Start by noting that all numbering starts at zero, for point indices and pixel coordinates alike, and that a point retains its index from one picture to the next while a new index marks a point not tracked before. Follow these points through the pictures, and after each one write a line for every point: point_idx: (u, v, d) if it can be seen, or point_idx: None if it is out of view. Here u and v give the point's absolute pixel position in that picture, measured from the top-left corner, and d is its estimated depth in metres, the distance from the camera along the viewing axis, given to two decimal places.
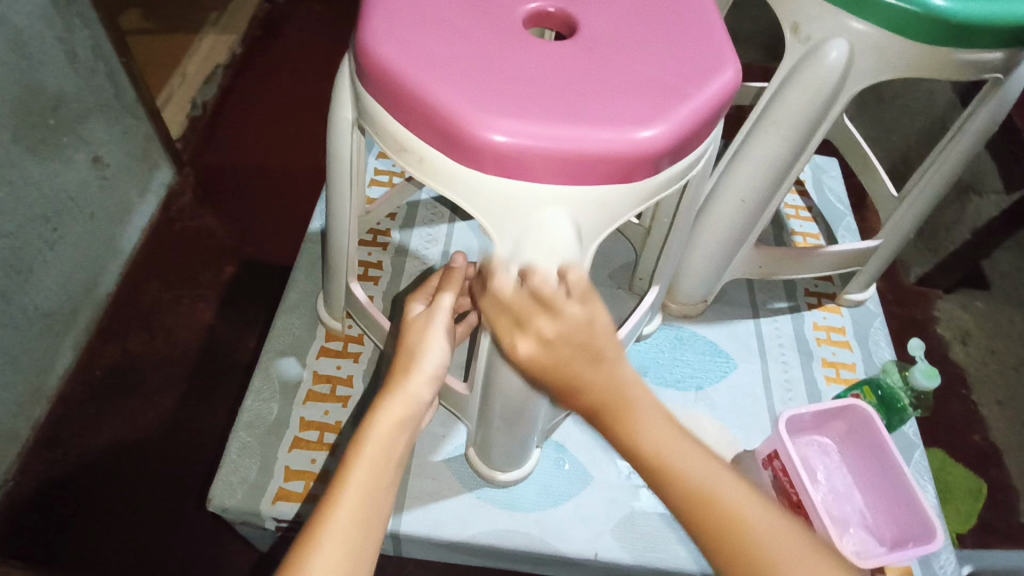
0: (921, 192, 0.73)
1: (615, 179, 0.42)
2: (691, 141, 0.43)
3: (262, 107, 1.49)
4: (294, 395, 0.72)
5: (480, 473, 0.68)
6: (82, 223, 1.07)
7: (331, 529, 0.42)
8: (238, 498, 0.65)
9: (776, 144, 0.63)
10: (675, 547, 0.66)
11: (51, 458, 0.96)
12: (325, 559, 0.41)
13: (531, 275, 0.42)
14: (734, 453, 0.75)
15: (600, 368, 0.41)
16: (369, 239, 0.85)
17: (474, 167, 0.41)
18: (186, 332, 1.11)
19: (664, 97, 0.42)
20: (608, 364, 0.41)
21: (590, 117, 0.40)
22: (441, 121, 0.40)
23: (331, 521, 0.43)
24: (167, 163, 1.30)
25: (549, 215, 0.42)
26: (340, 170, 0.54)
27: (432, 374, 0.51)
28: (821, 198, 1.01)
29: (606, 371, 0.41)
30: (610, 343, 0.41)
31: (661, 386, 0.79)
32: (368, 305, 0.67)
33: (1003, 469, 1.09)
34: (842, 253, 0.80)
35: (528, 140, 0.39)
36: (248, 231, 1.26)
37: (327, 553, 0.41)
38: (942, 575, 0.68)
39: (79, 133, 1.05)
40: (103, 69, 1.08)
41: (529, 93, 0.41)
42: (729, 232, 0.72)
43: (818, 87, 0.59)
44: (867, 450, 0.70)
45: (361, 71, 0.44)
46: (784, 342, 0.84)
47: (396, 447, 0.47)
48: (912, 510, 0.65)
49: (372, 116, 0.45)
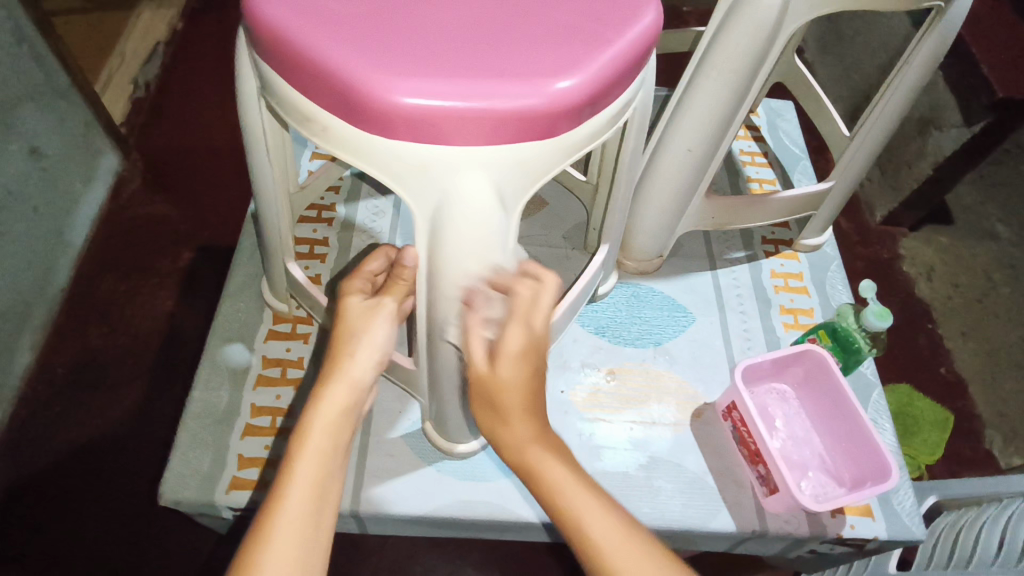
0: (871, 130, 0.71)
1: (534, 136, 0.39)
2: (614, 88, 0.41)
3: (207, 83, 1.43)
4: (244, 381, 0.70)
5: (438, 446, 0.68)
6: (23, 218, 1.03)
7: (282, 523, 0.41)
8: (191, 490, 0.63)
9: (718, 89, 0.61)
10: (638, 504, 0.67)
11: (16, 461, 0.94)
12: (277, 554, 0.39)
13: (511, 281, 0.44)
14: (695, 407, 0.74)
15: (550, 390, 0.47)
16: (313, 215, 0.82)
17: (383, 134, 0.38)
18: (147, 321, 1.08)
19: (580, 44, 0.39)
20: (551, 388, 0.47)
21: (500, 70, 0.38)
22: (341, 87, 0.37)
23: (280, 515, 0.41)
24: (111, 149, 1.24)
25: (468, 179, 0.40)
26: (255, 145, 0.51)
27: (375, 355, 0.51)
28: (777, 142, 1.00)
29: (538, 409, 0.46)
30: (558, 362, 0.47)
31: (621, 345, 0.78)
32: (308, 284, 0.65)
33: (969, 400, 1.11)
34: (795, 198, 0.79)
35: (434, 100, 0.37)
36: (201, 214, 1.22)
37: (278, 548, 0.40)
38: (901, 511, 0.69)
39: (10, 122, 1.00)
40: (28, 52, 1.02)
41: (435, 49, 0.38)
42: (678, 184, 0.71)
43: (756, 28, 0.57)
44: (823, 394, 0.71)
45: (253, 38, 0.40)
46: (742, 291, 0.84)
47: (343, 433, 0.47)
48: (870, 451, 0.65)
49: (273, 87, 0.42)
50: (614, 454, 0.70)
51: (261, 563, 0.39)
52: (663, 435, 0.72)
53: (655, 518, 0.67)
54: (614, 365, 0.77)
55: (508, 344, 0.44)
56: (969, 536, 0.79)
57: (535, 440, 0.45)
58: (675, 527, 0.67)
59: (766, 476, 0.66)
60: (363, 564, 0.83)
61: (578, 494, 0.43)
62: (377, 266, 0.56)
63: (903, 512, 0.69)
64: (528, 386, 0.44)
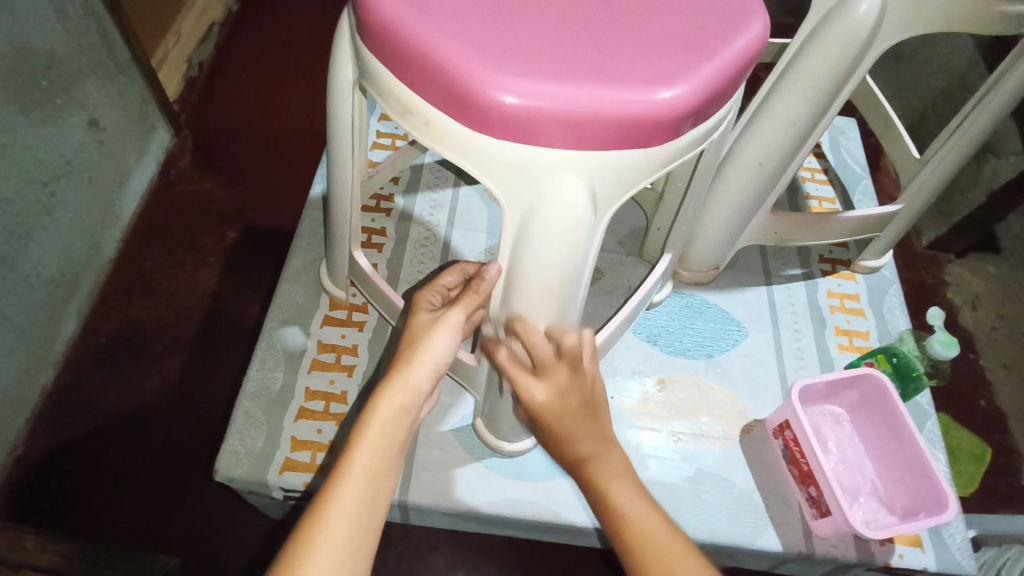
0: (947, 154, 0.70)
1: (631, 143, 0.39)
2: (715, 101, 0.41)
3: (262, 66, 1.45)
4: (299, 364, 0.71)
5: (487, 443, 0.68)
6: (80, 188, 1.05)
7: (336, 509, 0.43)
8: (244, 467, 0.64)
9: (798, 104, 0.60)
10: (683, 516, 0.67)
11: (60, 423, 0.96)
12: (330, 537, 0.42)
13: (562, 336, 0.48)
14: (744, 423, 0.74)
15: (594, 427, 0.49)
16: (372, 205, 0.83)
17: (482, 130, 0.39)
18: (189, 298, 1.09)
19: (687, 54, 0.39)
20: (600, 425, 0.49)
21: (606, 75, 0.38)
22: (448, 82, 0.38)
23: (336, 502, 0.44)
24: (165, 125, 1.26)
25: (560, 181, 0.40)
26: (340, 133, 0.52)
27: (433, 364, 0.50)
28: (839, 160, 0.98)
29: (597, 430, 0.49)
30: (603, 407, 0.50)
31: (672, 355, 0.78)
32: (371, 273, 0.65)
33: (1007, 434, 1.07)
34: (860, 218, 0.77)
35: (539, 101, 0.37)
36: (249, 195, 1.24)
37: (332, 532, 0.42)
38: (951, 544, 0.68)
39: (72, 94, 1.01)
40: (96, 27, 1.04)
41: (543, 49, 0.38)
42: (745, 198, 0.70)
43: (845, 45, 0.56)
44: (879, 419, 0.69)
45: (361, 27, 0.41)
46: (797, 309, 0.83)
47: (398, 434, 0.48)
48: (925, 480, 0.64)
49: (374, 76, 0.42)
50: (660, 462, 0.70)
51: (313, 546, 0.42)
52: (710, 448, 0.72)
53: (700, 531, 0.67)
54: (664, 374, 0.76)
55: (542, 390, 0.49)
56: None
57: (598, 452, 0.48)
58: (725, 543, 0.66)
59: (817, 498, 0.65)
60: (390, 550, 0.84)
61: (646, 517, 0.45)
62: (453, 280, 0.57)
63: (954, 546, 0.68)
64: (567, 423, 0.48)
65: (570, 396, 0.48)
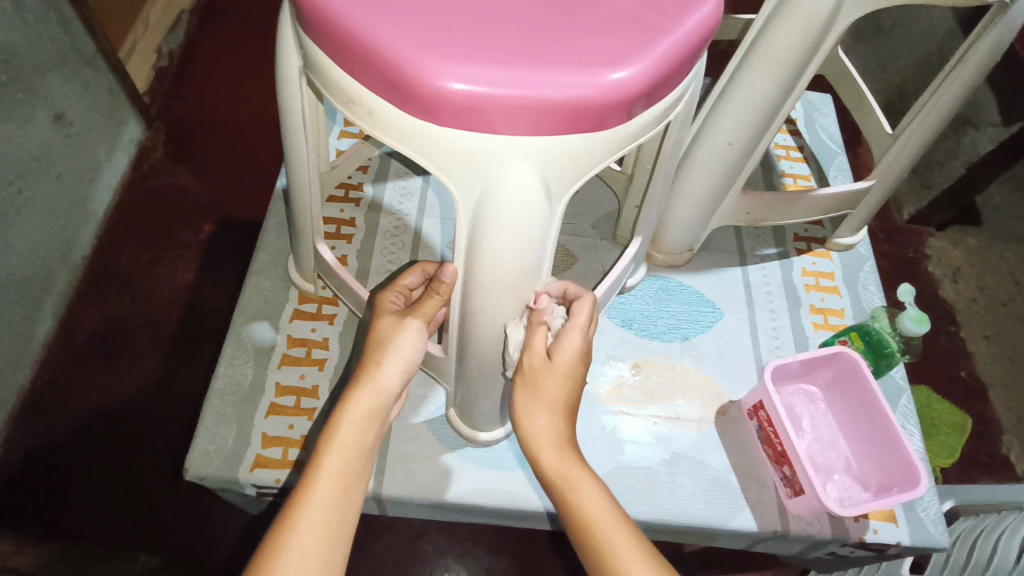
0: (918, 129, 0.69)
1: (583, 128, 0.38)
2: (669, 82, 0.40)
3: (233, 55, 1.42)
4: (268, 360, 0.70)
5: (461, 433, 0.67)
6: (48, 185, 1.02)
7: (308, 514, 0.43)
8: (215, 466, 0.63)
9: (764, 81, 0.59)
10: (660, 500, 0.67)
11: (38, 424, 0.95)
12: (304, 540, 0.42)
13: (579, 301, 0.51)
14: (720, 405, 0.74)
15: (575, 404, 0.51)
16: (340, 195, 0.81)
17: (429, 119, 0.38)
18: (167, 293, 1.08)
19: (638, 33, 0.38)
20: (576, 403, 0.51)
21: (554, 58, 0.37)
22: (391, 71, 0.36)
23: (309, 504, 0.43)
24: (135, 118, 1.23)
25: (513, 168, 0.39)
26: (294, 125, 0.50)
27: (403, 365, 0.50)
28: (814, 137, 0.97)
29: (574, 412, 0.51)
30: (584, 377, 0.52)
31: (647, 338, 0.77)
32: (336, 265, 0.64)
33: (988, 404, 1.08)
34: (832, 196, 0.77)
35: (485, 87, 0.36)
36: (224, 187, 1.21)
37: (305, 535, 0.42)
38: (925, 518, 0.68)
39: (35, 88, 0.99)
40: (57, 18, 1.01)
41: (489, 33, 0.37)
42: (715, 178, 0.69)
43: (810, 20, 0.55)
44: (852, 396, 0.70)
45: (301, 16, 0.40)
46: (772, 288, 0.82)
47: (367, 437, 0.48)
48: (898, 455, 0.64)
49: (318, 67, 0.41)
50: (635, 447, 0.70)
51: (286, 550, 0.41)
52: (686, 431, 0.72)
53: (678, 514, 0.66)
54: (640, 358, 0.76)
55: (568, 344, 0.49)
56: (966, 544, 0.78)
57: (566, 451, 0.49)
58: (703, 525, 0.66)
59: (791, 477, 0.65)
60: (375, 538, 0.84)
61: (617, 527, 0.46)
62: (415, 279, 0.57)
63: (927, 519, 0.68)
64: (570, 388, 0.50)
65: (583, 367, 0.51)
